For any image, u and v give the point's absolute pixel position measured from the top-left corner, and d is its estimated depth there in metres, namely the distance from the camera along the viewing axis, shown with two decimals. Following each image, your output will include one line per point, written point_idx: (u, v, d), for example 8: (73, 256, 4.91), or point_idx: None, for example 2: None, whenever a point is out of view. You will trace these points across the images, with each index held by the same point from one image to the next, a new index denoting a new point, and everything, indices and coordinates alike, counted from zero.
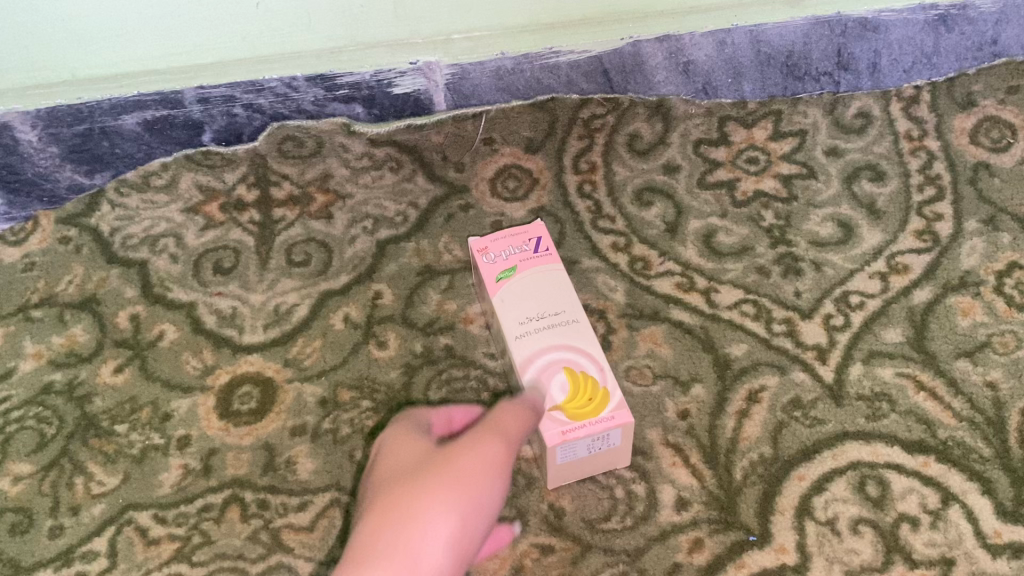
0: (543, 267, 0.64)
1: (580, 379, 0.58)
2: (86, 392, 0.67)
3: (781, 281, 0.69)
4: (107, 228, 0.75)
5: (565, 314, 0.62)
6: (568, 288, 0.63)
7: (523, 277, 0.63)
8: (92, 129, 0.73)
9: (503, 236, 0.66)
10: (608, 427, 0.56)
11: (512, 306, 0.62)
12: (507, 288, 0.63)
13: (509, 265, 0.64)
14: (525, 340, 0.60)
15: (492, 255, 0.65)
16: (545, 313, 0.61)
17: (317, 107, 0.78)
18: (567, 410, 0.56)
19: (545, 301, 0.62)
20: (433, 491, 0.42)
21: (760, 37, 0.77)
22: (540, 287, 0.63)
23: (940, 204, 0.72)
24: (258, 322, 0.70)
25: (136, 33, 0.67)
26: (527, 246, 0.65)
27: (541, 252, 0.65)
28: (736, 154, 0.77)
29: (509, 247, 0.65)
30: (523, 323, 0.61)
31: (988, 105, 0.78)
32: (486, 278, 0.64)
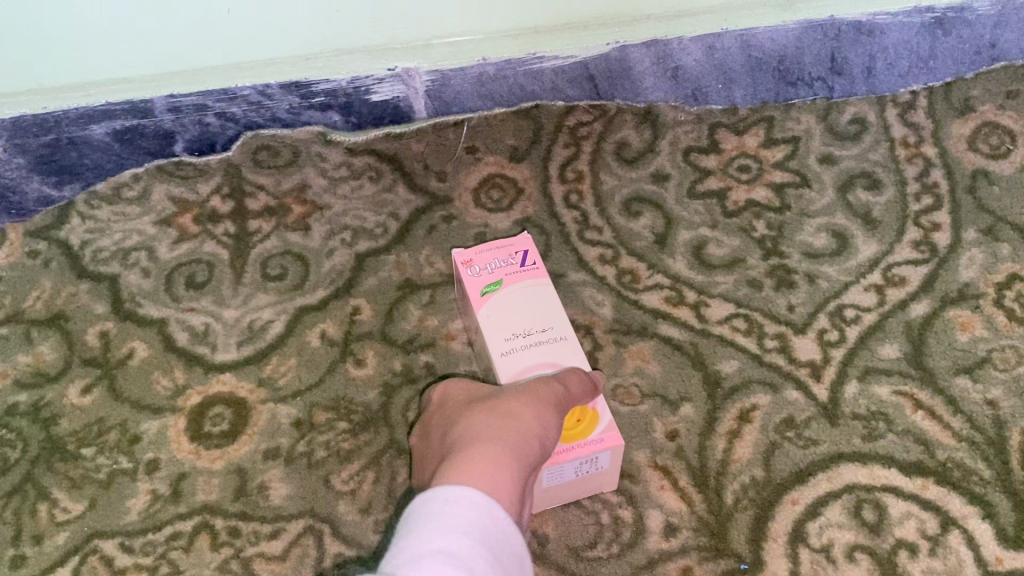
0: (530, 282, 0.61)
1: None
2: (53, 413, 0.64)
3: (773, 294, 0.67)
4: (77, 242, 0.73)
5: (554, 330, 0.59)
6: (557, 305, 0.60)
7: (510, 291, 0.61)
8: (60, 139, 0.71)
9: (489, 249, 0.63)
10: (598, 449, 0.53)
11: (498, 321, 0.59)
12: (492, 303, 0.60)
13: (495, 279, 0.61)
14: (511, 357, 0.57)
15: (476, 268, 0.62)
16: (532, 329, 0.59)
17: (293, 114, 0.75)
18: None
19: (534, 317, 0.59)
20: (523, 405, 0.48)
21: (750, 42, 0.74)
22: (526, 302, 0.60)
23: (938, 213, 0.70)
24: (232, 339, 0.67)
25: (102, 39, 0.64)
26: (514, 259, 0.62)
27: (528, 267, 0.62)
28: (727, 162, 0.75)
29: (496, 260, 0.62)
30: (510, 339, 0.58)
31: (987, 110, 0.75)
32: (470, 292, 0.61)
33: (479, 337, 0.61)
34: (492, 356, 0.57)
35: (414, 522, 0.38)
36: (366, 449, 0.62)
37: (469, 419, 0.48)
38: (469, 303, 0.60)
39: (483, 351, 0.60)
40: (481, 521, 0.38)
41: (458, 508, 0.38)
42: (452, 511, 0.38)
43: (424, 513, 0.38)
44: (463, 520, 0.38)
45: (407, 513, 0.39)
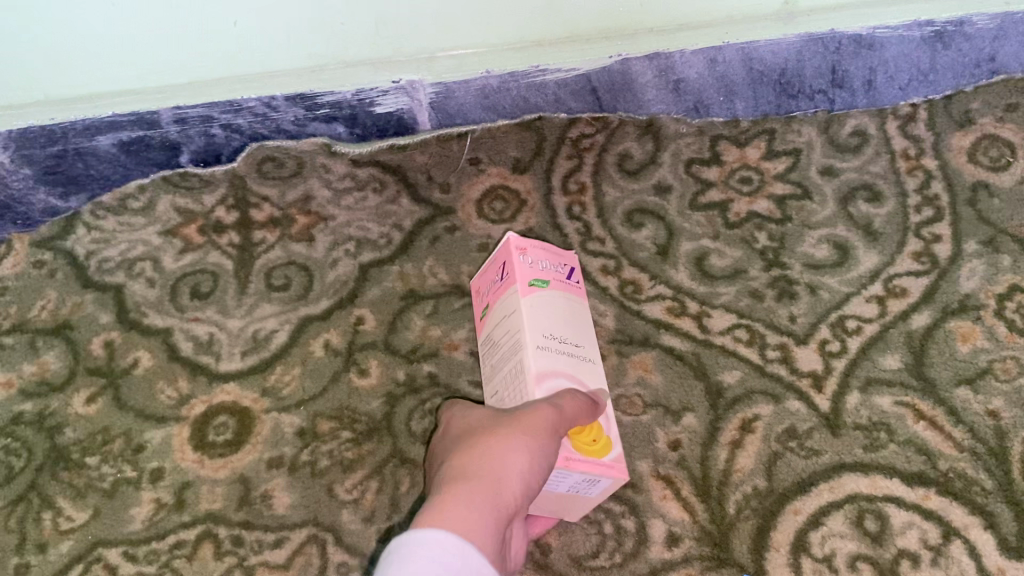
0: (570, 296, 0.62)
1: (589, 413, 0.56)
2: (58, 422, 0.65)
3: (775, 305, 0.67)
4: (83, 252, 0.73)
5: (582, 350, 0.60)
6: (587, 330, 0.62)
7: (552, 295, 0.61)
8: (67, 150, 0.71)
9: (542, 247, 0.63)
10: (608, 475, 0.54)
11: (541, 316, 0.59)
12: (538, 297, 0.59)
13: (543, 278, 0.61)
14: (546, 355, 0.57)
15: (529, 258, 0.61)
16: (568, 341, 0.59)
17: (298, 126, 0.76)
18: (573, 440, 0.54)
19: (569, 330, 0.60)
20: (506, 439, 0.45)
21: (751, 55, 0.74)
22: (567, 314, 0.61)
23: (939, 225, 0.71)
24: (236, 349, 0.68)
25: (111, 49, 0.65)
26: (561, 268, 0.63)
27: (570, 282, 0.63)
28: (729, 174, 0.75)
29: (546, 261, 0.62)
30: (547, 339, 0.58)
31: (986, 123, 0.76)
32: (520, 277, 0.60)
33: (505, 322, 0.61)
34: (528, 344, 0.56)
35: (388, 568, 0.36)
36: (369, 458, 0.62)
37: (457, 453, 0.46)
38: (516, 287, 0.59)
39: (509, 337, 0.59)
40: (458, 565, 0.36)
41: (436, 551, 0.36)
42: (429, 555, 0.36)
43: (400, 557, 0.36)
44: (440, 565, 0.35)
45: (382, 557, 0.37)
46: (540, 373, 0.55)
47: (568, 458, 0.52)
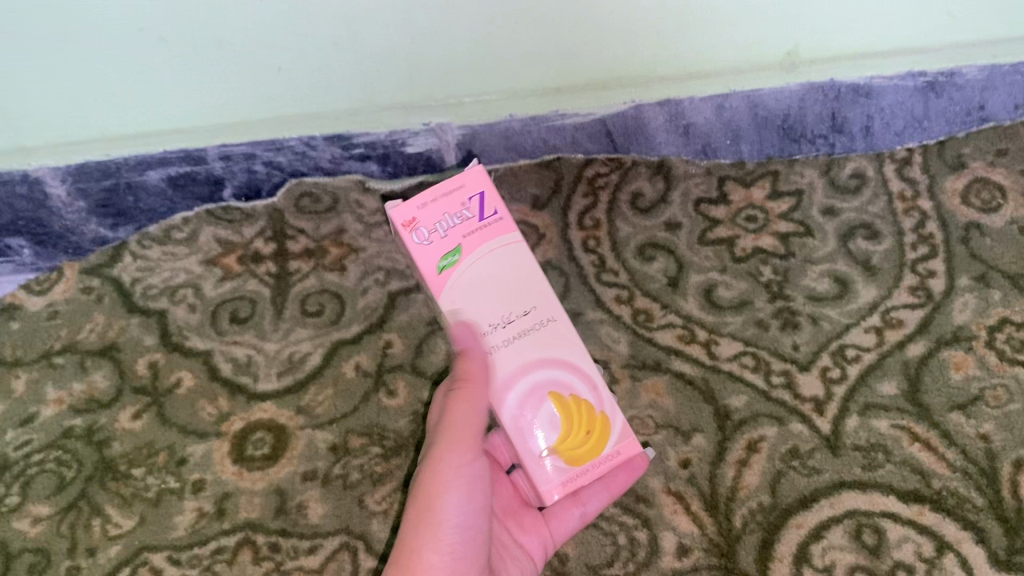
0: (495, 242, 0.58)
1: (574, 410, 0.58)
2: (106, 436, 0.70)
3: (779, 334, 0.72)
4: (129, 279, 0.78)
5: (535, 313, 0.58)
6: (528, 269, 0.59)
7: (471, 260, 0.58)
8: (118, 183, 0.77)
9: (432, 202, 0.58)
10: (617, 463, 0.58)
11: (468, 308, 0.57)
12: (454, 279, 0.57)
13: (453, 246, 0.58)
14: (493, 359, 0.57)
15: (423, 232, 0.58)
16: (513, 316, 0.58)
17: (334, 164, 0.80)
18: (565, 455, 0.57)
19: (505, 295, 0.58)
20: (421, 516, 0.55)
21: (756, 102, 0.78)
22: (495, 270, 0.58)
23: (933, 261, 0.75)
24: (272, 370, 0.72)
25: (165, 94, 0.71)
26: (468, 215, 0.58)
27: (486, 220, 0.58)
28: (735, 213, 0.80)
29: (444, 218, 0.58)
30: (487, 334, 0.57)
31: (978, 167, 0.80)
32: (427, 268, 0.57)
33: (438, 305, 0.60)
34: (472, 360, 0.57)
35: None
36: (397, 472, 0.67)
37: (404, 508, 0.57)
38: (429, 287, 0.57)
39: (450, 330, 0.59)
40: None
41: None
42: None
43: None
44: None
45: None
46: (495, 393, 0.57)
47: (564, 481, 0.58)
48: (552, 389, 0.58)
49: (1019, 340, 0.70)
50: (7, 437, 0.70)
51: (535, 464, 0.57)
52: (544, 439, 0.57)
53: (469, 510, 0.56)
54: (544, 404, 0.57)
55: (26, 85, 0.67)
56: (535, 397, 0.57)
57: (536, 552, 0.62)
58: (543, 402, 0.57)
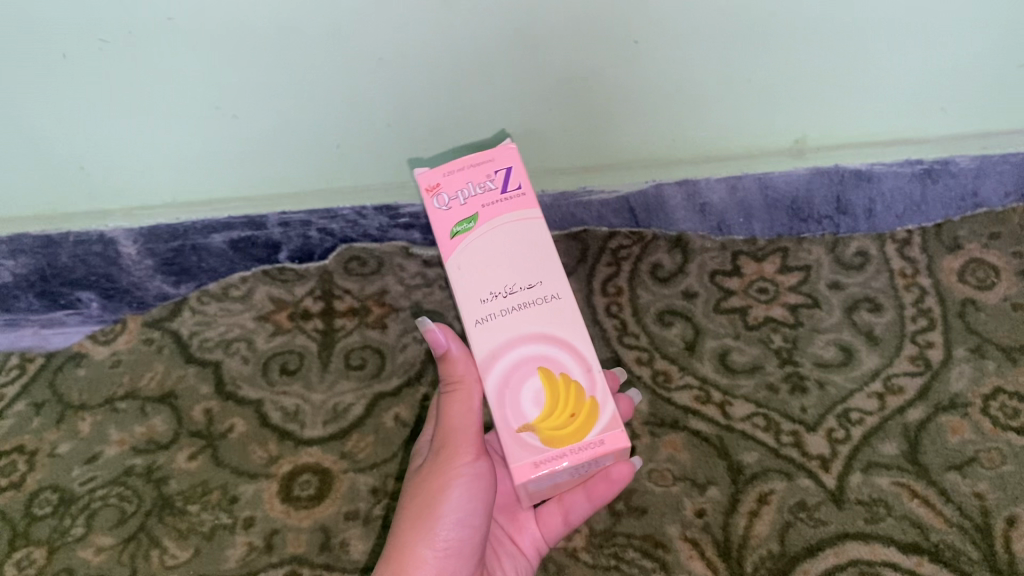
0: (513, 215, 0.56)
1: (561, 387, 0.55)
2: (164, 475, 0.76)
3: (788, 397, 0.78)
4: (187, 332, 0.86)
5: (540, 287, 0.56)
6: (545, 248, 0.56)
7: (485, 230, 0.56)
8: (185, 245, 0.84)
9: (458, 171, 0.58)
10: (599, 452, 0.54)
11: (473, 274, 0.55)
12: (465, 245, 0.56)
13: (470, 213, 0.56)
14: (490, 327, 0.55)
15: (444, 198, 0.57)
16: (517, 288, 0.55)
17: (381, 232, 0.87)
18: (544, 434, 0.54)
19: (513, 265, 0.55)
20: (417, 520, 0.59)
21: (767, 184, 0.85)
22: (508, 243, 0.56)
23: (932, 333, 0.81)
24: (319, 418, 0.79)
25: (232, 166, 0.79)
26: (492, 185, 0.57)
27: (508, 194, 0.57)
28: (748, 285, 0.86)
29: (467, 187, 0.57)
30: (486, 301, 0.55)
31: (974, 248, 0.87)
32: (441, 232, 0.56)
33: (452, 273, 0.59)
34: (467, 323, 0.55)
35: None
36: None
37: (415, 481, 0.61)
38: (439, 248, 0.56)
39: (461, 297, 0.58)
40: None
41: None
42: None
43: None
44: None
45: None
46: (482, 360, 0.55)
47: (538, 461, 0.53)
48: (543, 364, 0.55)
49: (1012, 408, 0.76)
50: (74, 473, 0.77)
51: (510, 440, 0.54)
52: (524, 414, 0.54)
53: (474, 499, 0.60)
54: (529, 378, 0.55)
55: (110, 155, 0.76)
56: (521, 370, 0.55)
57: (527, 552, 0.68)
58: (529, 376, 0.55)
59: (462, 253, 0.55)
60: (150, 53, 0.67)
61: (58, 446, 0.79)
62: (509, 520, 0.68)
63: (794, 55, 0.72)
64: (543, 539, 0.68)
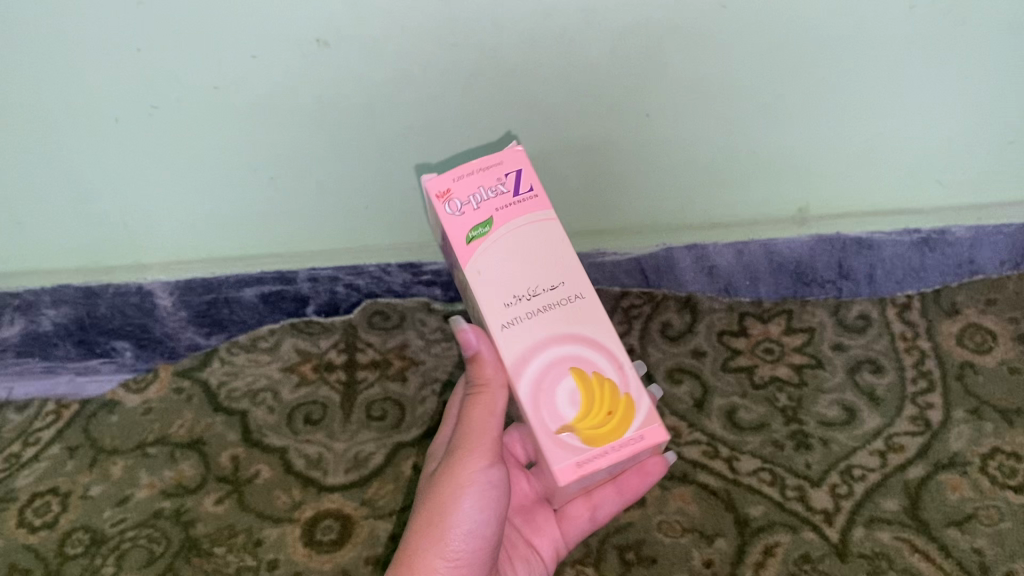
0: (528, 218, 0.55)
1: (595, 386, 0.54)
2: (191, 517, 0.79)
3: (793, 453, 0.81)
4: (216, 382, 0.90)
5: (562, 288, 0.55)
6: (563, 250, 0.55)
7: (502, 235, 0.55)
8: (217, 298, 0.89)
9: (469, 175, 0.56)
10: (640, 447, 0.53)
11: (496, 279, 0.54)
12: (482, 251, 0.54)
13: (484, 218, 0.55)
14: (516, 331, 0.54)
15: (456, 202, 0.55)
16: (539, 289, 0.54)
17: (404, 287, 0.92)
18: (583, 434, 0.53)
19: (534, 267, 0.55)
20: (435, 514, 0.59)
21: (772, 249, 0.89)
22: (526, 247, 0.55)
23: (931, 395, 0.84)
24: (340, 466, 0.82)
25: (267, 223, 0.84)
26: (504, 189, 0.55)
27: (521, 197, 0.56)
28: (754, 345, 0.90)
29: (478, 191, 0.55)
30: (510, 305, 0.54)
31: (971, 312, 0.90)
32: (455, 239, 0.54)
33: (462, 279, 0.57)
34: (492, 328, 0.53)
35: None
36: None
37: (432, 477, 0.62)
38: (456, 254, 0.54)
39: (474, 303, 0.56)
40: None
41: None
42: None
43: None
44: None
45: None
46: (513, 365, 0.53)
47: (579, 462, 0.53)
48: (577, 364, 0.54)
49: (1010, 467, 0.78)
50: (105, 515, 0.80)
51: (549, 443, 0.53)
52: (561, 415, 0.53)
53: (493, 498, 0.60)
54: (563, 379, 0.54)
55: (151, 210, 0.81)
56: (555, 370, 0.54)
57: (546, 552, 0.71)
58: (564, 377, 0.54)
59: (482, 259, 0.54)
60: (197, 116, 0.72)
61: (90, 488, 0.82)
62: (526, 522, 0.71)
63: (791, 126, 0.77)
64: (563, 539, 0.71)
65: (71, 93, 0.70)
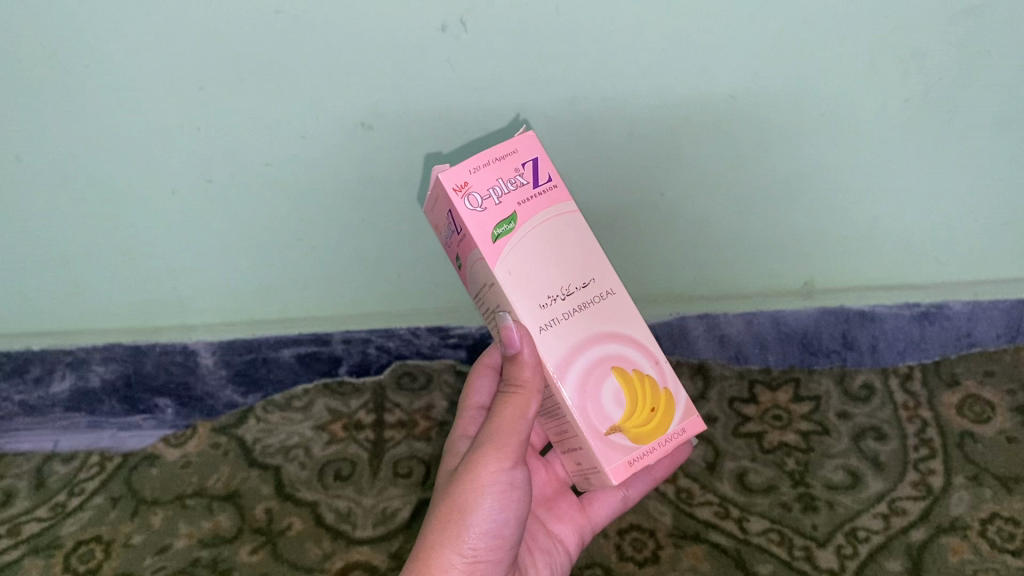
0: (547, 212, 0.57)
1: (637, 383, 0.59)
2: (227, 566, 0.83)
3: (800, 515, 0.85)
4: (251, 438, 0.95)
5: (593, 286, 0.58)
6: (583, 245, 0.58)
7: (526, 230, 0.56)
8: (257, 357, 0.94)
9: (486, 167, 0.55)
10: (684, 439, 0.60)
11: (528, 278, 0.56)
12: (507, 248, 0.55)
13: (508, 214, 0.55)
14: (553, 331, 0.56)
15: (477, 198, 0.54)
16: (572, 288, 0.57)
17: (431, 350, 0.97)
18: (632, 433, 0.58)
19: (561, 267, 0.57)
20: (456, 509, 0.59)
21: (780, 320, 0.95)
22: (549, 244, 0.57)
23: (932, 461, 0.89)
24: (369, 520, 0.87)
25: (308, 290, 0.91)
26: (523, 182, 0.56)
27: (538, 190, 0.57)
28: (764, 411, 0.95)
29: (498, 184, 0.56)
30: (545, 305, 0.56)
31: (970, 383, 0.95)
32: (481, 238, 0.54)
33: (476, 270, 0.57)
34: (533, 331, 0.56)
35: None
36: None
37: (456, 470, 0.61)
38: (486, 255, 0.54)
39: (496, 298, 0.57)
40: None
41: None
42: None
43: None
44: None
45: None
46: (559, 368, 0.57)
47: (631, 460, 0.58)
48: (616, 363, 0.59)
49: (1008, 532, 0.82)
50: (145, 562, 0.84)
51: (602, 443, 0.57)
52: (610, 416, 0.58)
53: (514, 500, 0.61)
54: (607, 380, 0.58)
55: (198, 272, 0.87)
56: (597, 372, 0.58)
57: (571, 539, 0.73)
58: (607, 377, 0.58)
59: (510, 258, 0.55)
60: (249, 191, 0.79)
61: (132, 537, 0.87)
62: (549, 510, 0.73)
63: (794, 202, 0.84)
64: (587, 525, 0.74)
65: (137, 169, 0.77)
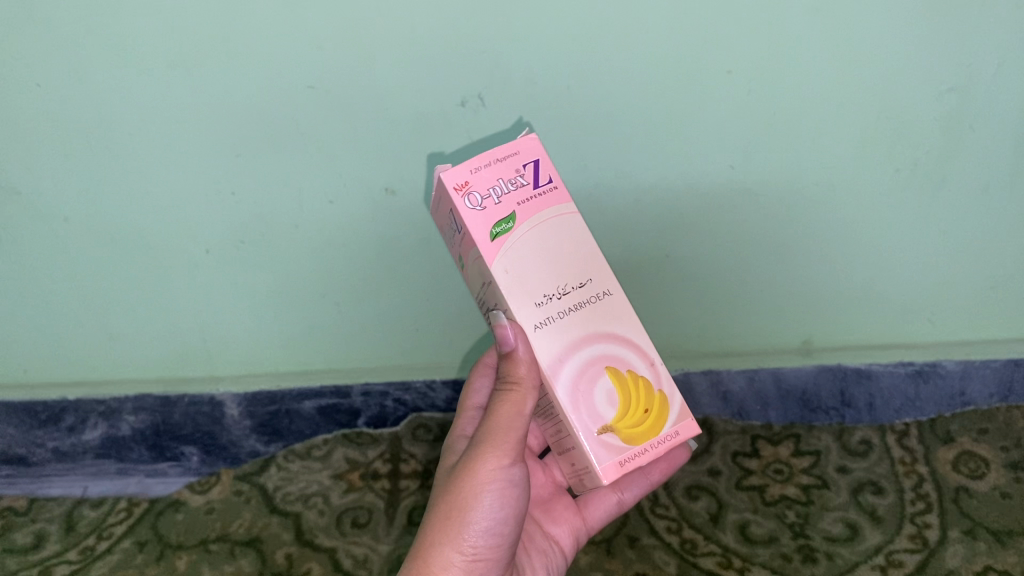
0: (546, 212, 0.60)
1: (631, 383, 0.62)
2: None
3: (800, 566, 0.88)
4: (272, 485, 1.00)
5: (591, 285, 0.61)
6: (582, 244, 0.61)
7: (524, 228, 0.59)
8: (280, 408, 0.98)
9: (487, 168, 0.59)
10: (677, 441, 0.62)
11: (525, 276, 0.59)
12: (505, 246, 0.59)
13: (507, 213, 0.59)
14: (547, 328, 0.60)
15: (476, 197, 0.58)
16: (568, 287, 0.60)
17: (447, 403, 1.01)
18: (623, 433, 0.61)
19: (557, 267, 0.60)
20: (456, 511, 0.63)
21: (780, 377, 0.99)
22: (547, 242, 0.60)
23: (929, 515, 0.92)
24: (385, 567, 0.91)
25: (330, 346, 0.95)
26: (523, 182, 0.59)
27: (539, 190, 0.60)
28: (766, 465, 0.98)
29: (497, 185, 0.59)
30: (541, 304, 0.60)
31: (964, 440, 0.98)
32: (479, 236, 0.58)
33: (479, 268, 0.61)
34: (527, 329, 0.59)
35: None
36: None
37: (457, 468, 0.65)
38: (483, 253, 0.57)
39: (496, 297, 0.61)
40: None
41: None
42: None
43: None
44: None
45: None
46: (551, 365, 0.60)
47: (622, 460, 0.60)
48: (610, 363, 0.62)
49: None
50: None
51: (594, 441, 0.60)
52: (603, 416, 0.61)
53: (512, 498, 0.64)
54: (600, 379, 0.61)
55: (226, 328, 0.93)
56: (591, 371, 0.61)
57: (566, 538, 0.77)
58: (601, 376, 0.61)
59: (506, 256, 0.58)
60: (279, 252, 0.85)
61: None
62: (545, 513, 0.77)
63: (790, 266, 0.89)
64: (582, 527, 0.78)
65: (174, 231, 0.83)
